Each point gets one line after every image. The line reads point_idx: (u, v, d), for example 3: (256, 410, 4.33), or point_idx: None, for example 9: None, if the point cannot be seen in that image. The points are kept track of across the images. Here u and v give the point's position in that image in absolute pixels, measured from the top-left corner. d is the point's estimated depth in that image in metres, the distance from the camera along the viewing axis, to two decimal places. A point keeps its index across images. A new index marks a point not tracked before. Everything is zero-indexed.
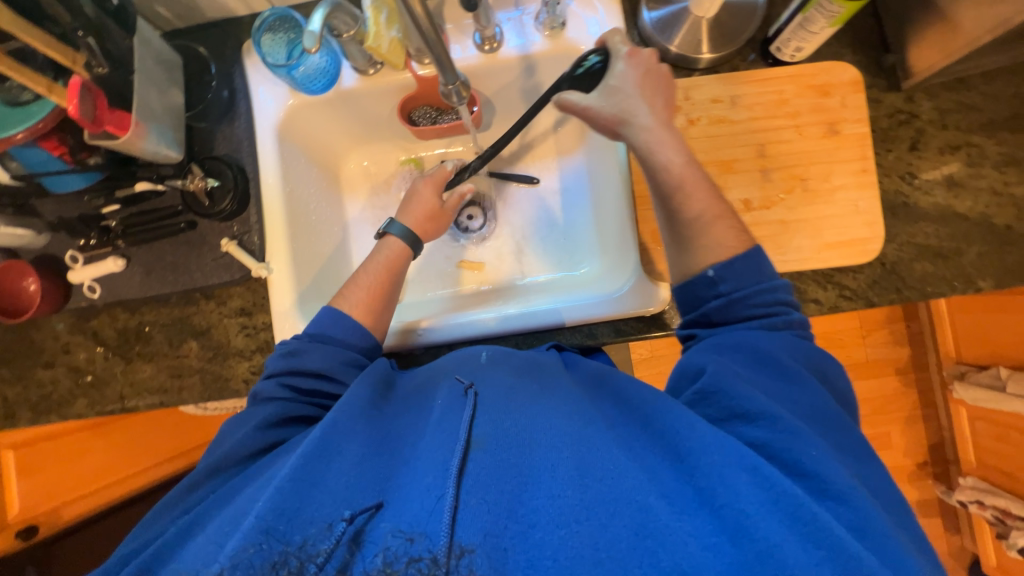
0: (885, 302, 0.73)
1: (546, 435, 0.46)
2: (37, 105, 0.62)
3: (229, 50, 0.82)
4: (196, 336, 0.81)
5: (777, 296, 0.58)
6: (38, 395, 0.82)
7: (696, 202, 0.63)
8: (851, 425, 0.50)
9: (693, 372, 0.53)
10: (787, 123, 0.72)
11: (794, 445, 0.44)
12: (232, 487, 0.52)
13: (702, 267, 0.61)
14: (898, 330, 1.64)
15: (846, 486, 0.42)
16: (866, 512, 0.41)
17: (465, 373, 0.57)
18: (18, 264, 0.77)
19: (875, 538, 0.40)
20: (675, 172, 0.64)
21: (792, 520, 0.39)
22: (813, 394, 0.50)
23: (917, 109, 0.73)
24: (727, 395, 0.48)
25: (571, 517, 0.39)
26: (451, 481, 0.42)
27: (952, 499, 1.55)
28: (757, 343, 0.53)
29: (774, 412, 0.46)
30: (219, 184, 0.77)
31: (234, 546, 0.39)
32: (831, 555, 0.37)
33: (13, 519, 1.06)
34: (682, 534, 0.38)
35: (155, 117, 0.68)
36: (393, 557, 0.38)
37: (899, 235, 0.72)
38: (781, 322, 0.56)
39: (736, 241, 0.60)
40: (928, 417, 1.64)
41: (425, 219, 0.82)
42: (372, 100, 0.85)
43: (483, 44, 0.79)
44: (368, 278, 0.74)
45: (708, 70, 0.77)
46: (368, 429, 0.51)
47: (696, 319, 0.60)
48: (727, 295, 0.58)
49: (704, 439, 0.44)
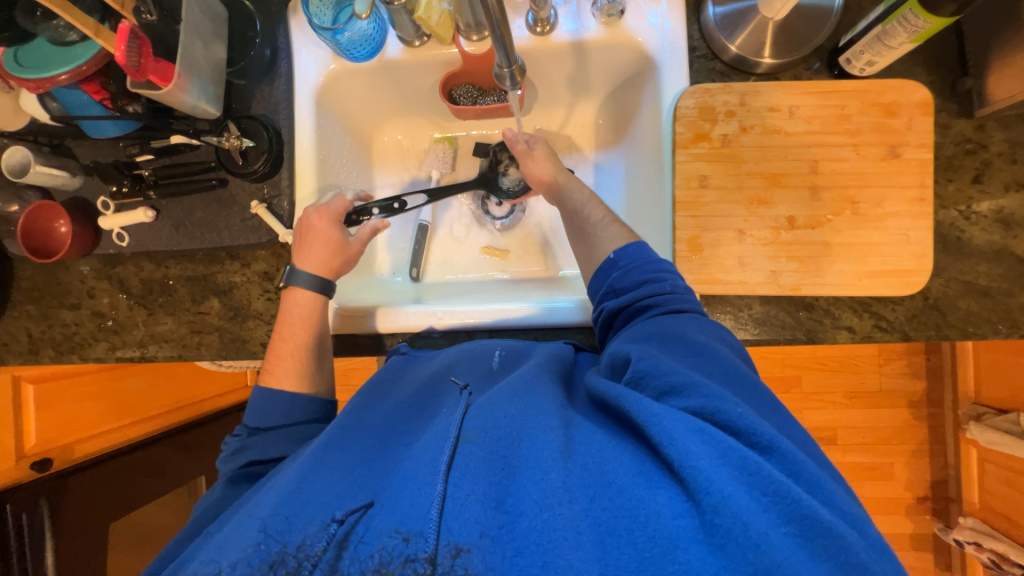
0: (922, 338, 0.70)
1: (532, 426, 0.49)
2: (82, 46, 0.61)
3: (276, 7, 0.80)
4: (217, 294, 0.81)
5: (660, 266, 0.64)
6: (62, 335, 0.83)
7: (596, 210, 0.75)
8: (758, 380, 0.53)
9: (621, 360, 0.56)
10: (846, 141, 0.68)
11: (721, 404, 0.46)
12: (226, 515, 0.51)
13: (605, 255, 0.69)
14: (917, 362, 1.60)
15: (775, 435, 0.44)
16: (800, 457, 0.43)
17: (463, 378, 0.63)
18: (52, 205, 0.78)
19: (813, 483, 0.42)
20: (580, 196, 0.78)
21: (739, 473, 0.41)
22: (725, 359, 0.53)
23: (987, 140, 0.69)
24: (656, 374, 0.50)
25: (554, 500, 0.41)
26: (440, 477, 0.44)
27: (949, 537, 1.53)
28: (661, 324, 0.58)
29: (696, 380, 0.49)
30: (254, 144, 0.76)
31: (237, 550, 0.43)
32: (778, 500, 0.39)
33: (30, 451, 1.05)
34: (655, 507, 0.40)
35: (198, 70, 0.67)
36: (389, 556, 0.40)
37: (947, 270, 0.69)
38: (669, 284, 0.62)
39: (625, 233, 0.71)
40: (936, 453, 1.61)
41: (327, 258, 0.75)
42: (414, 73, 0.83)
43: (535, 25, 0.75)
44: (292, 330, 0.73)
45: (767, 76, 0.74)
46: (360, 441, 0.55)
47: (606, 295, 0.66)
48: (623, 268, 0.65)
49: (653, 410, 0.46)
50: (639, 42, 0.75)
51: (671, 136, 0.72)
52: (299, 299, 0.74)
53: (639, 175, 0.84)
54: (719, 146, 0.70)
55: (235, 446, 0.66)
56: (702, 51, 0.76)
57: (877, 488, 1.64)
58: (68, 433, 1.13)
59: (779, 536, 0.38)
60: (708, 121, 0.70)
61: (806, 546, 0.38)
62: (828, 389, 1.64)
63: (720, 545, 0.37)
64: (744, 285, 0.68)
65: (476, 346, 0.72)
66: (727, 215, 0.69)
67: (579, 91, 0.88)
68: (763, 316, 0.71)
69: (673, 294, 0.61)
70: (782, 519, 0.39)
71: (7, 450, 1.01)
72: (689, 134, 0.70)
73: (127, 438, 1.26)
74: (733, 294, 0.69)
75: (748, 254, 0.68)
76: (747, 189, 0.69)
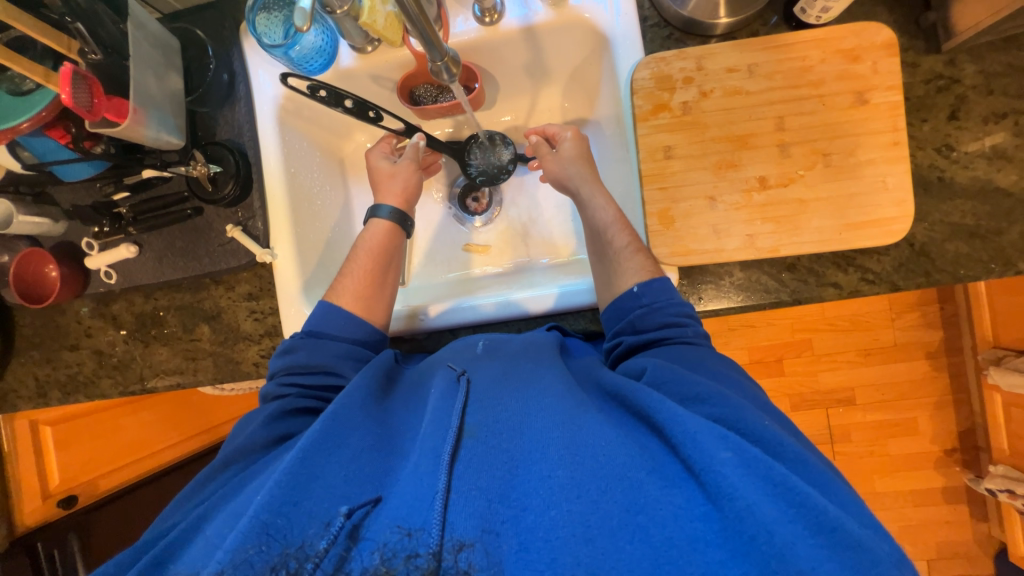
0: (913, 286, 0.68)
1: (542, 418, 0.49)
2: (39, 94, 0.62)
3: (227, 31, 0.81)
4: (207, 320, 0.83)
5: (684, 310, 0.62)
6: (67, 376, 0.86)
7: (621, 236, 0.69)
8: (759, 392, 0.56)
9: (636, 370, 0.56)
10: (810, 93, 0.66)
11: (742, 415, 0.47)
12: (228, 489, 0.54)
13: (629, 287, 0.65)
14: (931, 313, 1.56)
15: (796, 449, 0.45)
16: (819, 471, 0.45)
17: (458, 362, 0.61)
18: (39, 251, 0.80)
19: (828, 488, 0.43)
20: (603, 217, 0.72)
21: (764, 482, 0.40)
22: (743, 388, 0.54)
23: (959, 74, 0.66)
24: (676, 382, 0.51)
25: (563, 496, 0.42)
26: (444, 470, 0.44)
27: (981, 488, 1.49)
28: (686, 358, 0.56)
29: (721, 393, 0.49)
30: (221, 170, 0.77)
31: (236, 546, 0.42)
32: (803, 511, 0.39)
33: (53, 490, 1.10)
34: (671, 508, 0.40)
35: (154, 103, 0.68)
36: (391, 553, 0.40)
37: (931, 214, 0.66)
38: (691, 332, 0.60)
39: (647, 266, 0.66)
40: (960, 403, 1.57)
41: (405, 192, 0.81)
42: (372, 80, 0.83)
43: (483, 15, 0.75)
44: (356, 265, 0.75)
45: (725, 36, 0.72)
46: (370, 423, 0.54)
47: (623, 328, 0.63)
48: (649, 305, 0.62)
49: (676, 411, 0.45)
50: (588, 20, 0.74)
51: (631, 111, 0.71)
52: (375, 228, 0.79)
53: (611, 156, 0.83)
54: (680, 115, 0.68)
55: (286, 346, 0.67)
56: (655, 20, 0.74)
57: (902, 444, 1.60)
58: (92, 468, 1.17)
59: (806, 546, 0.37)
60: (667, 90, 0.69)
61: (833, 557, 0.37)
62: (842, 349, 1.60)
63: (741, 550, 0.37)
64: (722, 252, 0.67)
65: (459, 342, 0.69)
66: (697, 183, 0.68)
67: (539, 77, 0.87)
68: (746, 282, 0.70)
69: (697, 341, 0.60)
70: (810, 530, 0.38)
71: (33, 491, 1.07)
72: (649, 106, 0.69)
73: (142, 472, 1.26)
74: (711, 263, 0.68)
75: (721, 220, 0.67)
76: (714, 154, 0.67)
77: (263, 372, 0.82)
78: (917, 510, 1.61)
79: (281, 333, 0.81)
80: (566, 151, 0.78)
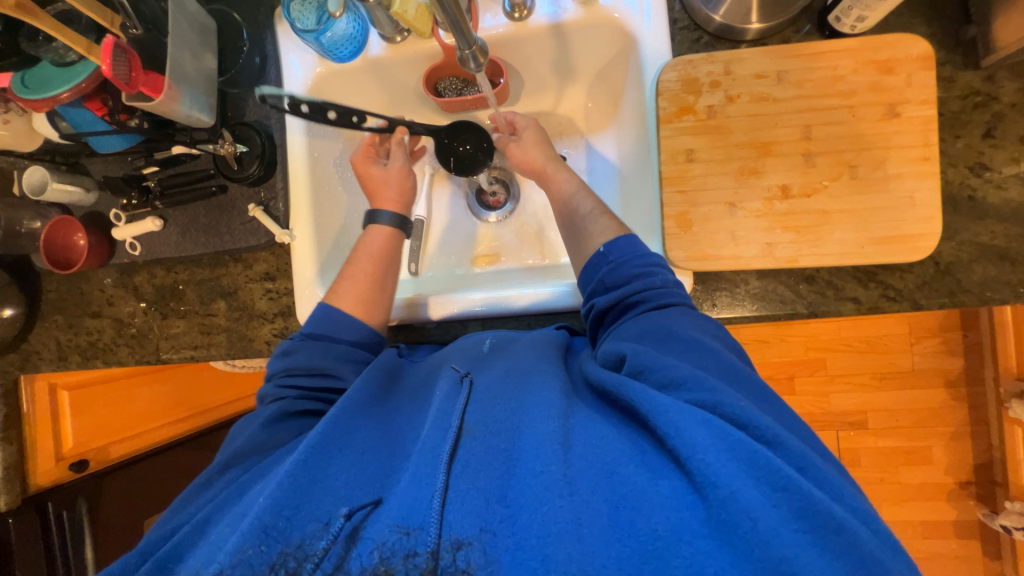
0: (935, 306, 0.66)
1: (535, 415, 0.48)
2: (81, 65, 0.65)
3: (262, 16, 0.82)
4: (224, 296, 0.85)
5: (651, 260, 0.63)
6: (87, 342, 0.89)
7: (587, 203, 0.73)
8: (751, 373, 0.52)
9: (614, 355, 0.54)
10: (840, 103, 0.65)
11: (723, 399, 0.45)
12: (234, 490, 0.54)
13: (595, 249, 0.68)
14: (953, 340, 1.51)
15: (780, 431, 0.43)
16: (804, 451, 0.43)
17: (462, 363, 0.61)
18: (69, 219, 0.83)
19: (814, 472, 0.42)
20: (568, 188, 0.76)
21: (748, 467, 0.39)
22: (718, 354, 0.51)
23: (997, 91, 0.64)
24: (654, 369, 0.49)
25: (554, 493, 0.41)
26: (442, 470, 0.45)
27: (995, 524, 1.44)
28: (654, 323, 0.56)
29: (699, 376, 0.47)
30: (247, 150, 0.79)
31: (235, 545, 0.43)
32: (786, 495, 0.38)
33: (68, 453, 1.11)
34: (657, 498, 0.39)
35: (188, 81, 0.69)
36: (391, 552, 0.42)
37: (959, 233, 0.65)
38: (658, 281, 0.61)
39: (616, 228, 0.69)
40: (978, 435, 1.52)
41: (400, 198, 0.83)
42: (399, 70, 0.84)
43: (512, 11, 0.76)
44: (357, 268, 0.76)
45: (755, 42, 0.72)
46: (372, 425, 0.55)
47: (595, 289, 0.64)
48: (615, 262, 0.63)
49: (658, 399, 0.44)
50: (617, 20, 0.74)
51: (655, 112, 0.70)
52: (375, 233, 0.80)
53: (632, 158, 0.82)
54: (705, 119, 0.68)
55: (285, 347, 0.69)
56: (684, 23, 0.74)
57: (914, 473, 1.56)
58: (103, 436, 1.20)
59: (790, 531, 0.37)
60: (692, 93, 0.68)
61: (816, 543, 0.37)
62: (857, 371, 1.56)
63: (727, 540, 0.37)
64: (738, 260, 0.66)
65: (468, 338, 0.71)
66: (718, 188, 0.67)
67: (565, 75, 0.87)
68: (760, 291, 0.69)
69: (664, 289, 0.60)
70: (793, 515, 0.38)
71: (48, 454, 1.06)
72: (673, 109, 0.68)
73: (145, 444, 1.31)
74: (727, 269, 0.67)
75: (740, 226, 0.66)
76: (737, 160, 0.66)
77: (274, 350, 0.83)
78: (925, 542, 1.57)
79: (294, 314, 0.83)
80: (528, 138, 0.82)
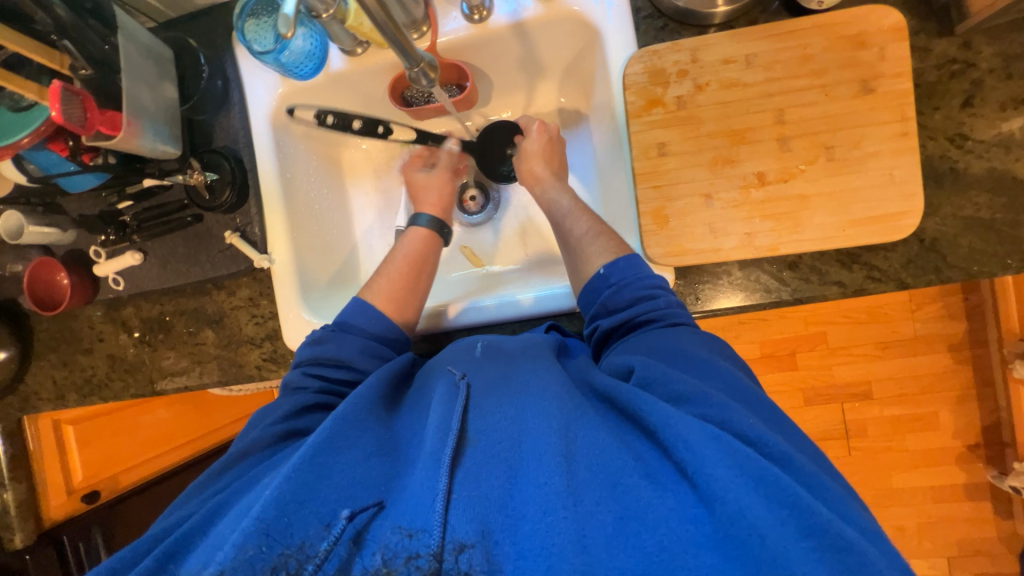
0: (922, 283, 0.65)
1: (537, 423, 0.47)
2: (38, 109, 0.64)
3: (220, 38, 0.81)
4: (211, 324, 0.85)
5: (650, 282, 0.62)
6: (82, 379, 0.90)
7: (580, 222, 0.72)
8: (759, 391, 0.52)
9: (622, 369, 0.54)
10: (812, 83, 0.63)
11: (730, 415, 0.45)
12: (238, 488, 0.53)
13: (594, 268, 0.66)
14: (954, 303, 1.49)
15: (790, 450, 0.43)
16: (812, 470, 0.43)
17: (457, 366, 0.59)
18: (50, 260, 0.82)
19: (826, 493, 0.42)
20: (563, 205, 0.75)
21: (757, 484, 0.39)
22: (724, 371, 0.51)
23: (975, 57, 0.62)
24: (661, 382, 0.49)
25: (558, 503, 0.40)
26: (445, 473, 0.44)
27: (1005, 485, 1.44)
28: (661, 342, 0.56)
29: (706, 391, 0.47)
30: (218, 177, 0.78)
31: (235, 546, 0.41)
32: (796, 513, 0.38)
33: (78, 486, 1.13)
34: (663, 510, 0.39)
35: (148, 115, 0.69)
36: (393, 554, 0.41)
37: (942, 208, 0.63)
38: (660, 301, 0.60)
39: (614, 248, 0.68)
40: (984, 396, 1.51)
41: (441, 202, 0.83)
42: (364, 82, 0.82)
43: (471, 13, 0.74)
44: (391, 267, 0.76)
45: (723, 25, 0.70)
46: (377, 426, 0.53)
47: (597, 312, 0.64)
48: (615, 284, 0.63)
49: (667, 413, 0.45)
50: (578, 13, 0.72)
51: (624, 107, 0.69)
52: (413, 235, 0.80)
53: (608, 153, 0.81)
54: (675, 110, 0.66)
55: (316, 336, 0.69)
56: (648, 11, 0.72)
57: (921, 439, 1.55)
58: (112, 465, 1.23)
59: (798, 551, 0.36)
60: (660, 85, 0.66)
61: (824, 560, 0.36)
62: (858, 342, 1.55)
63: (733, 554, 0.37)
64: (718, 252, 0.65)
65: (457, 344, 0.67)
66: (692, 180, 0.65)
67: (533, 73, 0.85)
68: (744, 281, 0.68)
69: (668, 309, 0.60)
70: (802, 534, 0.37)
71: (58, 489, 1.08)
72: (642, 102, 0.67)
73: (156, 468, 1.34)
74: (708, 262, 0.66)
75: (718, 218, 0.65)
76: (710, 150, 0.65)
77: (265, 375, 0.83)
78: (937, 506, 1.57)
79: (281, 337, 0.83)
80: (528, 150, 0.81)
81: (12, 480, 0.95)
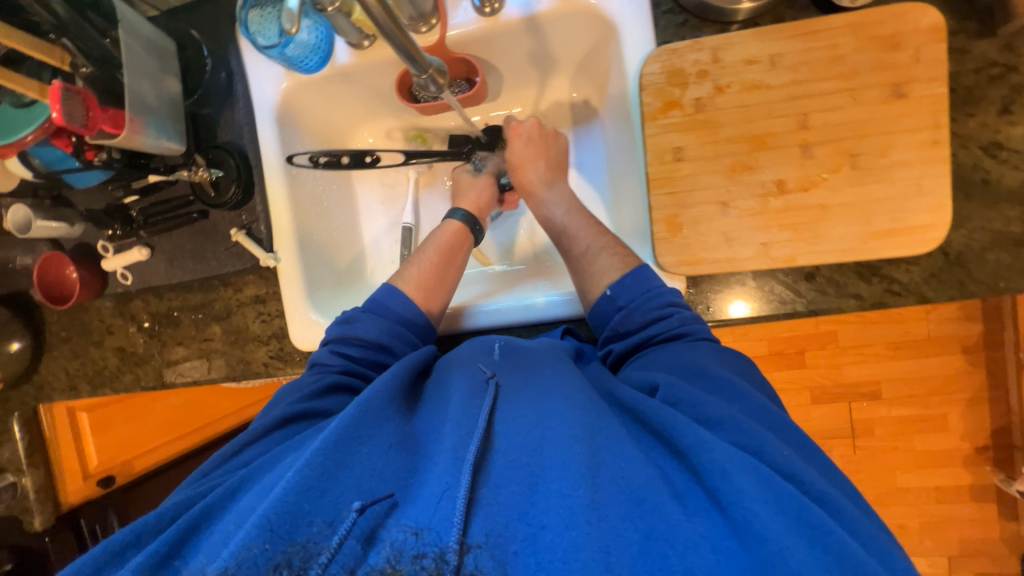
0: (945, 298, 0.62)
1: (562, 429, 0.45)
2: (39, 107, 0.63)
3: (224, 30, 0.79)
4: (218, 321, 0.85)
5: (667, 298, 0.62)
6: (94, 370, 0.91)
7: (581, 238, 0.72)
8: (786, 418, 0.51)
9: (646, 386, 0.54)
10: (839, 86, 0.60)
11: (762, 444, 0.44)
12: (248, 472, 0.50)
13: (601, 288, 0.66)
14: (973, 305, 1.46)
15: (826, 487, 0.42)
16: (850, 510, 0.41)
17: (489, 364, 0.58)
18: (60, 254, 0.82)
19: (866, 536, 0.41)
20: (558, 218, 0.75)
21: (796, 522, 0.38)
22: (752, 398, 0.51)
23: (1017, 61, 0.58)
24: (689, 403, 0.49)
25: (583, 517, 0.38)
26: (467, 475, 0.42)
27: (1012, 488, 1.43)
28: (682, 363, 0.55)
29: (737, 419, 0.47)
30: (223, 173, 0.77)
31: (239, 542, 0.38)
32: (837, 558, 0.37)
33: (92, 471, 1.20)
34: (692, 535, 0.38)
35: (151, 110, 0.68)
36: (399, 554, 0.37)
37: (971, 220, 0.60)
38: (675, 321, 0.59)
39: (620, 263, 0.66)
40: (996, 400, 1.49)
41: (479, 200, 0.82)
42: (370, 76, 0.80)
43: (482, 5, 0.71)
44: (424, 256, 0.75)
45: (747, 21, 0.66)
46: (399, 419, 0.51)
47: (609, 335, 0.63)
48: (626, 308, 0.62)
49: (702, 436, 0.44)
50: (593, 6, 0.69)
51: (640, 108, 0.66)
52: (446, 227, 0.79)
53: (621, 153, 0.78)
54: (692, 112, 0.63)
55: (344, 316, 0.68)
56: (668, 5, 0.68)
57: (928, 441, 1.54)
58: (126, 450, 1.27)
59: None
60: (679, 86, 0.63)
61: None
62: (869, 342, 1.53)
63: None
64: (733, 262, 0.63)
65: (471, 343, 0.65)
66: (709, 187, 0.63)
67: (545, 67, 0.82)
68: (759, 292, 0.66)
69: (686, 329, 0.59)
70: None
71: (74, 471, 1.15)
72: (658, 103, 0.64)
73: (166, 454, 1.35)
74: (722, 272, 0.64)
75: (734, 227, 0.63)
76: (728, 156, 0.62)
77: (272, 372, 0.84)
78: (941, 506, 1.56)
79: (288, 336, 0.83)
80: (518, 150, 0.79)
81: (30, 465, 1.00)
